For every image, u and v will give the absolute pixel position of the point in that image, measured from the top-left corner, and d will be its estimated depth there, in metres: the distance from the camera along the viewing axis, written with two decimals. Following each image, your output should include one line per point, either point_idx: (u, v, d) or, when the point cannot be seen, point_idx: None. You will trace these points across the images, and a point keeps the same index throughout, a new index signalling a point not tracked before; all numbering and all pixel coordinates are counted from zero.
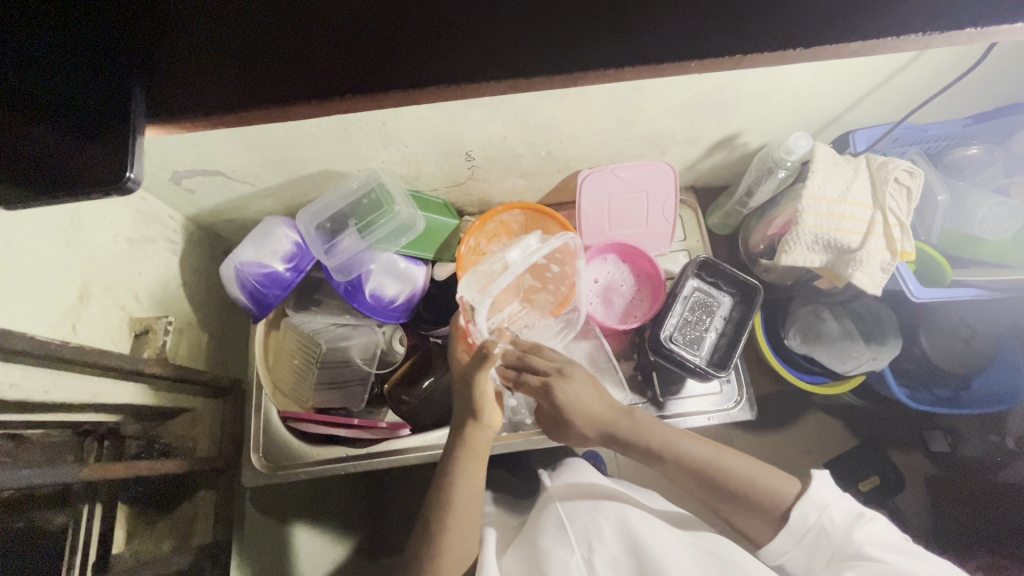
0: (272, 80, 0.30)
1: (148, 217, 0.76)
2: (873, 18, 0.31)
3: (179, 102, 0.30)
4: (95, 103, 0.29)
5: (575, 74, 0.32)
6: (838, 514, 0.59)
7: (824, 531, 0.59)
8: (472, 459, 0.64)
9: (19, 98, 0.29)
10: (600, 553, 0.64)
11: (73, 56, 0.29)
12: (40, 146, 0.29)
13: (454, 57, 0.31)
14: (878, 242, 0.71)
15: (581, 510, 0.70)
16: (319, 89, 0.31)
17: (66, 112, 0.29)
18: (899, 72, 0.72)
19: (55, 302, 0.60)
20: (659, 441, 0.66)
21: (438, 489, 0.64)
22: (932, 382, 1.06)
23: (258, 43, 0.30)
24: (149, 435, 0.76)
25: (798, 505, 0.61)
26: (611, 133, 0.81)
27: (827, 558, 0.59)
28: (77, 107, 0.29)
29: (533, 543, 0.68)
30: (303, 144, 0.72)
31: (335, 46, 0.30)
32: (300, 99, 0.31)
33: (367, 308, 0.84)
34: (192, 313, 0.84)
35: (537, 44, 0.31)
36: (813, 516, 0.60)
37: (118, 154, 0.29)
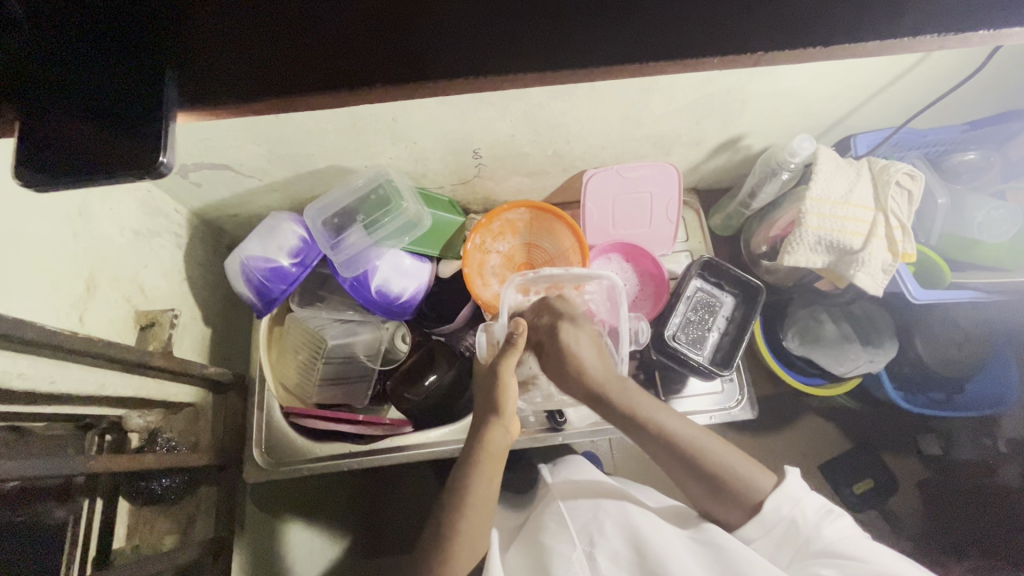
0: (303, 69, 0.30)
1: (154, 210, 0.76)
2: (891, 18, 0.32)
3: (208, 91, 0.30)
4: (127, 88, 0.29)
5: (598, 69, 0.32)
6: (807, 509, 0.61)
7: (794, 524, 0.61)
8: (491, 458, 0.64)
9: (45, 78, 0.29)
10: (601, 548, 0.64)
11: (106, 41, 0.30)
12: (66, 132, 0.29)
13: (482, 49, 0.31)
14: (879, 243, 0.72)
15: (583, 508, 0.71)
16: (350, 79, 0.31)
17: (98, 97, 0.29)
18: (901, 77, 0.74)
19: (63, 293, 0.59)
20: (646, 414, 0.66)
21: (457, 485, 0.64)
22: (927, 384, 1.08)
23: (290, 31, 0.30)
24: (152, 429, 0.75)
25: (772, 496, 0.62)
26: (617, 133, 0.81)
27: (793, 552, 0.61)
28: (107, 92, 0.29)
29: (536, 539, 0.69)
30: (312, 139, 0.72)
31: (367, 35, 0.31)
32: (330, 87, 0.31)
33: (373, 303, 0.83)
34: (196, 307, 0.83)
35: (567, 39, 0.32)
36: (784, 510, 0.61)
37: (151, 137, 0.29)
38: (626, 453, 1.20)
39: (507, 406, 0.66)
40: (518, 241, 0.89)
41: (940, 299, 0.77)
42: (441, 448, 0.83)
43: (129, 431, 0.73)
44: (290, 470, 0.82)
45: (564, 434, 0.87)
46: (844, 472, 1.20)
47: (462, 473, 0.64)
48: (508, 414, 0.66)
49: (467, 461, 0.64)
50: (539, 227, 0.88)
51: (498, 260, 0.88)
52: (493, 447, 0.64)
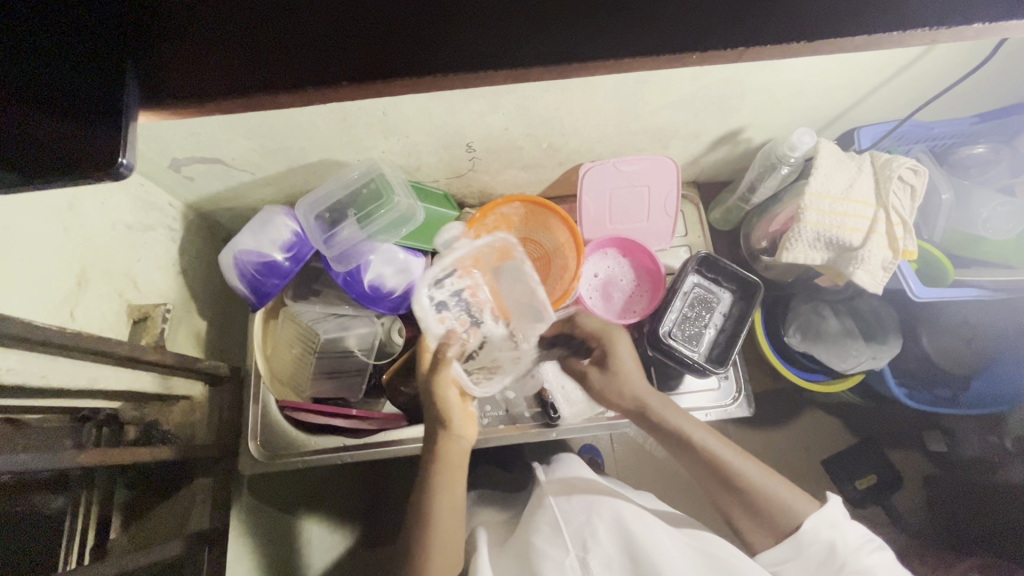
0: (272, 67, 0.30)
1: (148, 204, 0.76)
2: (875, 11, 0.30)
3: (172, 89, 0.30)
4: (87, 85, 0.29)
5: (575, 67, 0.31)
6: (847, 537, 0.61)
7: (832, 547, 0.60)
8: (447, 468, 0.65)
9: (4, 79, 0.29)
10: (595, 553, 0.64)
11: (67, 38, 0.29)
12: (27, 129, 0.29)
13: (452, 44, 0.30)
14: (879, 240, 0.71)
15: (576, 510, 0.70)
16: (314, 76, 0.30)
17: (57, 97, 0.29)
18: (907, 67, 0.71)
19: (53, 289, 0.60)
20: (685, 427, 0.67)
21: (418, 506, 0.64)
22: (927, 382, 1.07)
23: (251, 27, 0.29)
24: (148, 422, 0.76)
25: (812, 520, 0.61)
26: (613, 126, 0.80)
27: (825, 573, 0.60)
28: (65, 92, 0.29)
29: (526, 544, 0.68)
30: (302, 132, 0.71)
31: (329, 32, 0.30)
32: (302, 86, 0.30)
33: (365, 299, 0.82)
34: (191, 301, 0.84)
35: (539, 34, 0.31)
36: (824, 534, 0.60)
37: (111, 137, 0.28)
38: (625, 447, 1.21)
39: (452, 417, 0.67)
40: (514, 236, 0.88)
41: (943, 297, 0.75)
42: None
43: (125, 424, 0.74)
44: (285, 463, 0.83)
45: (558, 430, 0.86)
46: (844, 468, 1.20)
47: (421, 492, 0.65)
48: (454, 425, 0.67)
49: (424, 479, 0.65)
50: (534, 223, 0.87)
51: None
52: (447, 457, 0.66)
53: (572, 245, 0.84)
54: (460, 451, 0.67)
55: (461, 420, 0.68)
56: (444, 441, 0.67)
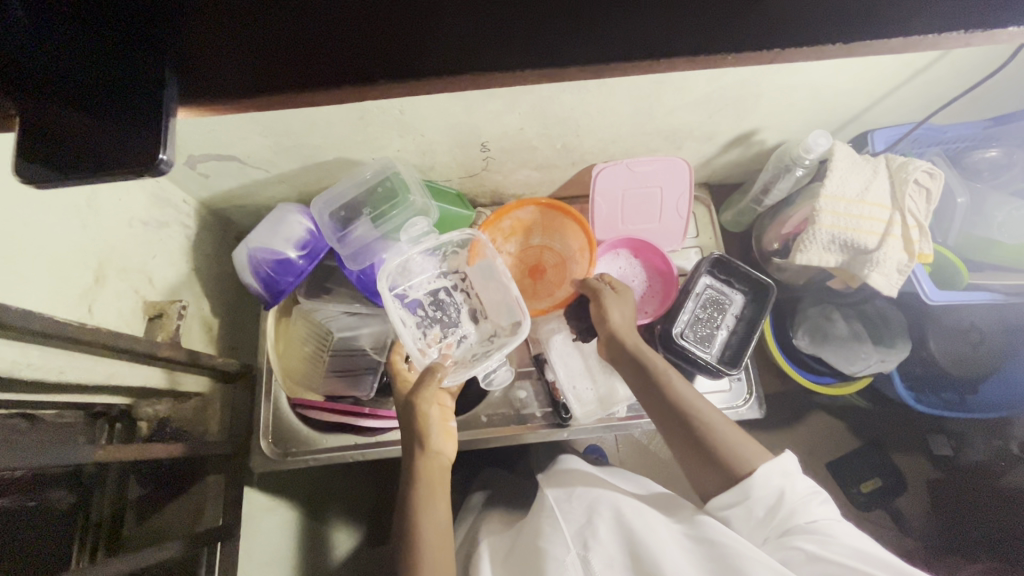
0: (310, 64, 0.30)
1: (162, 201, 0.76)
2: (908, 12, 0.30)
3: (210, 85, 0.30)
4: (127, 80, 0.29)
5: (609, 66, 0.31)
6: (797, 486, 0.60)
7: (782, 494, 0.59)
8: (430, 487, 0.64)
9: (44, 73, 0.29)
10: (596, 551, 0.63)
11: (106, 31, 0.29)
12: (65, 125, 0.29)
13: (487, 43, 0.30)
14: (895, 243, 0.71)
15: (577, 511, 0.70)
16: (350, 73, 0.30)
17: (95, 93, 0.29)
18: (924, 70, 0.71)
19: (71, 285, 0.60)
20: (686, 395, 0.68)
21: (404, 530, 0.62)
22: (936, 385, 1.07)
23: (286, 21, 0.29)
24: (162, 418, 0.76)
25: (764, 469, 0.61)
26: (627, 126, 0.80)
27: (774, 529, 0.59)
28: (106, 87, 0.29)
29: (531, 546, 0.68)
30: (318, 130, 0.71)
31: (367, 29, 0.30)
32: (341, 83, 0.30)
33: (378, 297, 0.83)
34: (204, 299, 0.84)
35: (575, 31, 0.30)
36: (775, 481, 0.60)
37: (151, 131, 0.28)
38: (631, 447, 1.21)
39: (430, 432, 0.65)
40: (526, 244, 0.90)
41: (955, 301, 0.75)
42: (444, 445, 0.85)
43: (138, 420, 0.74)
44: (296, 461, 0.84)
45: (570, 430, 0.86)
46: (850, 471, 1.20)
47: (405, 517, 0.62)
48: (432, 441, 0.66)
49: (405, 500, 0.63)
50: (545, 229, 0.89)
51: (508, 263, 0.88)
52: (429, 478, 0.64)
53: (583, 248, 0.86)
54: (441, 468, 0.66)
55: (439, 436, 0.67)
56: (423, 460, 0.65)
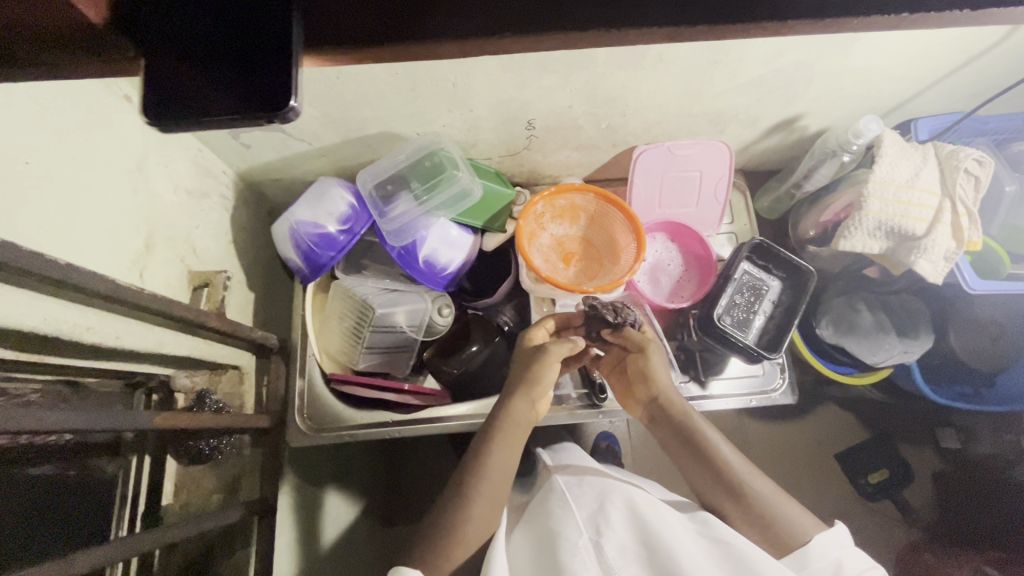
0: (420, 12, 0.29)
1: (204, 170, 0.75)
2: None
3: (332, 29, 0.29)
4: (252, 24, 0.28)
5: (742, 27, 0.31)
6: (853, 560, 0.62)
7: (839, 565, 0.61)
8: (511, 431, 0.70)
9: (161, 15, 0.27)
10: (609, 538, 0.62)
11: None
12: (185, 68, 0.28)
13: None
14: (943, 230, 0.71)
15: (588, 497, 0.70)
16: (479, 22, 0.29)
17: (219, 37, 0.28)
18: (979, 56, 0.71)
19: (124, 250, 0.59)
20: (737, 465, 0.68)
21: (473, 458, 0.69)
22: (953, 378, 1.08)
23: None
24: (200, 390, 0.75)
25: (823, 543, 0.62)
26: (674, 107, 0.79)
27: None
28: (232, 34, 0.28)
29: (541, 526, 0.68)
30: (368, 102, 0.71)
31: None
32: (465, 36, 0.30)
33: (419, 275, 0.82)
34: (241, 271, 0.83)
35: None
36: (833, 552, 0.62)
37: (281, 81, 0.28)
38: (643, 435, 1.23)
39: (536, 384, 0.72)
40: (576, 230, 0.89)
41: (998, 290, 0.75)
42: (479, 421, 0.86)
43: (176, 392, 0.73)
44: (332, 436, 0.84)
45: (604, 411, 0.87)
46: (858, 462, 1.23)
47: (479, 447, 0.70)
48: (536, 391, 0.72)
49: (487, 435, 0.70)
50: (596, 225, 0.88)
51: (549, 241, 0.87)
52: (515, 418, 0.71)
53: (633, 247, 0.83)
54: (524, 415, 0.72)
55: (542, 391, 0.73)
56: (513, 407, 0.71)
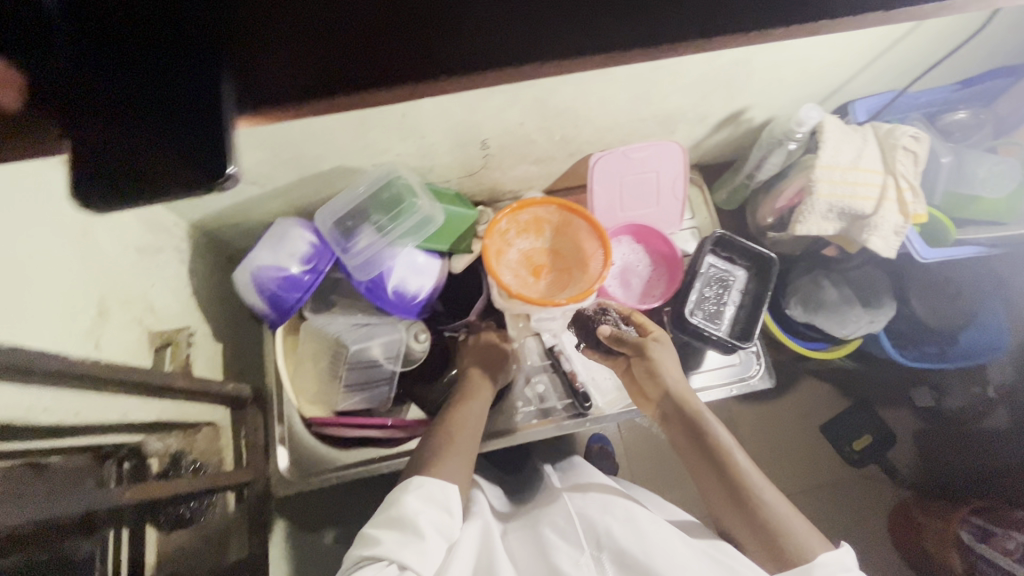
0: (345, 66, 0.29)
1: (155, 225, 0.73)
2: None
3: (266, 91, 0.28)
4: (183, 97, 0.27)
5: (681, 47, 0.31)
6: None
7: None
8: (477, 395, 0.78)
9: (94, 102, 0.27)
10: (608, 552, 0.64)
11: (152, 51, 0.28)
12: (116, 146, 0.27)
13: (561, 25, 0.30)
14: (891, 207, 0.74)
15: (592, 508, 0.70)
16: (416, 63, 0.29)
17: (150, 112, 0.27)
18: (904, 38, 0.74)
19: (75, 320, 0.56)
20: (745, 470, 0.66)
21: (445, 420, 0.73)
22: (919, 339, 1.12)
23: (346, 34, 0.29)
24: (174, 452, 0.73)
25: (826, 562, 0.56)
26: (624, 114, 0.80)
27: None
28: (161, 107, 0.27)
29: (541, 534, 0.68)
30: (318, 139, 0.70)
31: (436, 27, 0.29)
32: (396, 82, 0.29)
33: (388, 305, 0.82)
34: (206, 323, 0.81)
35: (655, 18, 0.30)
36: (838, 574, 0.55)
37: (216, 148, 0.26)
38: (634, 433, 1.23)
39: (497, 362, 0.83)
40: (542, 243, 0.89)
41: (945, 256, 0.80)
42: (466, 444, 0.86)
43: (148, 457, 0.70)
44: (321, 480, 0.83)
45: (592, 419, 0.87)
46: (842, 431, 1.25)
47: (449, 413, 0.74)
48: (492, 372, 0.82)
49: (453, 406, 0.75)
50: (561, 236, 0.89)
51: (516, 257, 0.87)
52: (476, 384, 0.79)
53: (598, 253, 0.84)
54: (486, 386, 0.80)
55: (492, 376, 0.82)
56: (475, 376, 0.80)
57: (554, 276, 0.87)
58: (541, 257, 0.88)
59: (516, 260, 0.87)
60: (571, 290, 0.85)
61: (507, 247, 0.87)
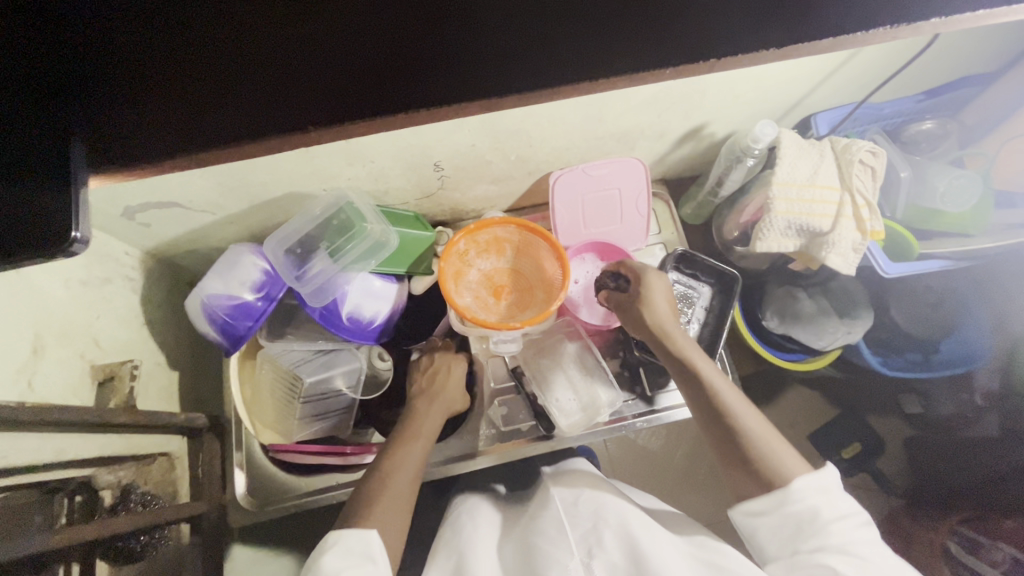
0: (203, 126, 0.31)
1: (103, 256, 0.72)
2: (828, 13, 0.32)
3: (123, 155, 0.31)
4: (39, 165, 0.30)
5: (564, 85, 0.32)
6: (835, 505, 0.58)
7: (814, 512, 0.57)
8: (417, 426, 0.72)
9: None
10: (599, 560, 0.61)
11: (12, 120, 0.30)
12: None
13: (451, 75, 0.32)
14: (848, 224, 0.73)
15: (584, 514, 0.66)
16: (313, 115, 0.31)
17: (6, 177, 0.30)
18: (858, 54, 0.73)
19: (6, 360, 0.55)
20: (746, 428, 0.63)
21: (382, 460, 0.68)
22: (901, 347, 1.09)
23: (219, 93, 0.31)
24: (125, 484, 0.71)
25: (802, 485, 0.58)
26: (579, 133, 0.80)
27: (798, 535, 0.57)
28: (17, 173, 0.30)
29: (528, 545, 0.65)
30: (263, 168, 0.69)
31: (329, 73, 0.31)
32: (290, 133, 0.32)
33: (345, 331, 0.81)
34: (159, 352, 0.80)
35: (528, 65, 0.32)
36: (812, 498, 0.58)
37: (63, 215, 0.29)
38: (617, 445, 1.18)
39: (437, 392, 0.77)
40: (504, 263, 0.87)
41: (910, 271, 0.78)
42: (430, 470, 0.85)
43: (100, 490, 0.67)
44: (277, 509, 0.82)
45: (556, 440, 0.86)
46: (832, 438, 1.19)
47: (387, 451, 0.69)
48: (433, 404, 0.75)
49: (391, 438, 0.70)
50: (523, 255, 0.87)
51: (477, 277, 0.86)
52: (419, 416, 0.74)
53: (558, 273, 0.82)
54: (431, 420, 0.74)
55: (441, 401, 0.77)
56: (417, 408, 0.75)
57: (516, 297, 0.85)
58: (502, 278, 0.87)
59: (476, 281, 0.86)
60: (531, 312, 0.83)
61: (466, 269, 0.85)
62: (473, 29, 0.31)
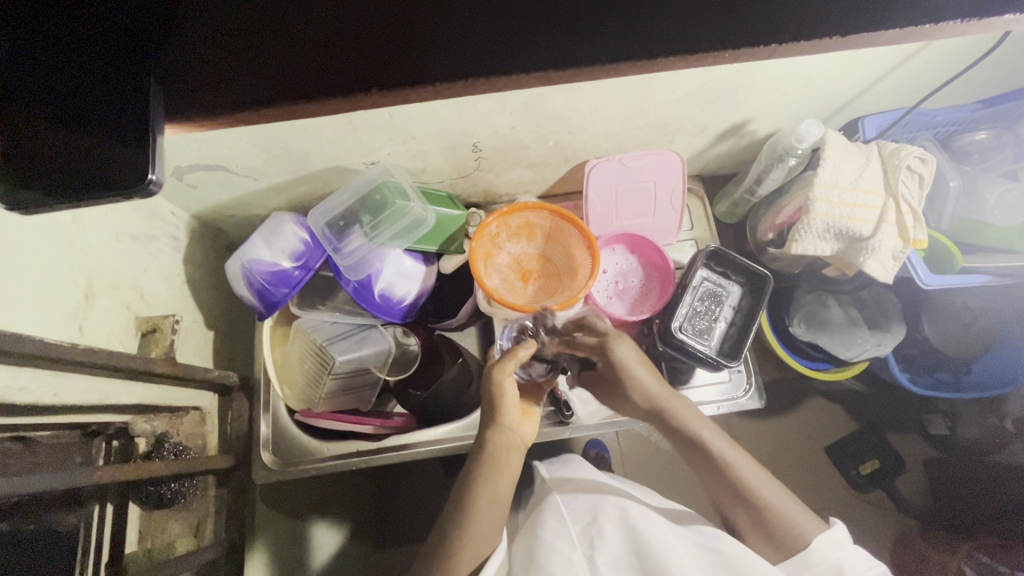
0: (267, 78, 0.32)
1: (151, 214, 0.75)
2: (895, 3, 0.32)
3: (190, 100, 0.32)
4: (119, 112, 0.32)
5: (619, 63, 0.33)
6: (855, 561, 0.59)
7: (841, 570, 0.59)
8: (490, 461, 0.64)
9: (54, 107, 0.32)
10: (602, 551, 0.62)
11: (100, 61, 0.32)
12: (67, 148, 0.32)
13: (491, 48, 0.32)
14: (889, 230, 0.71)
15: (583, 509, 0.69)
16: (351, 79, 0.32)
17: (94, 121, 0.32)
18: (916, 55, 0.71)
19: (60, 305, 0.58)
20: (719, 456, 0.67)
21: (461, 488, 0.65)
22: (931, 367, 1.06)
23: (278, 46, 0.32)
24: (159, 434, 0.73)
25: (822, 543, 0.60)
26: (619, 121, 0.79)
27: None
28: (103, 115, 0.32)
29: (531, 536, 0.67)
30: (308, 138, 0.70)
31: (369, 27, 0.32)
32: (334, 94, 0.32)
33: (374, 308, 0.82)
34: (196, 311, 0.83)
35: (595, 42, 0.32)
36: (833, 555, 0.59)
37: (138, 161, 0.31)
38: (631, 441, 1.18)
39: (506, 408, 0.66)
40: (533, 248, 0.88)
41: (947, 286, 0.76)
42: (449, 444, 0.84)
43: (135, 437, 0.69)
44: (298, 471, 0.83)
45: (571, 428, 0.86)
46: (848, 453, 1.17)
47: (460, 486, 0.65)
48: (507, 418, 0.66)
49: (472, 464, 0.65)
50: (554, 242, 0.87)
51: (506, 260, 0.86)
52: (493, 448, 0.65)
53: (587, 262, 0.82)
54: (509, 445, 0.66)
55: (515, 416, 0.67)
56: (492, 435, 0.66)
57: (542, 283, 0.86)
58: (530, 262, 0.87)
59: (504, 265, 0.86)
60: (556, 298, 0.83)
61: (495, 250, 0.86)
62: (544, 6, 0.32)
